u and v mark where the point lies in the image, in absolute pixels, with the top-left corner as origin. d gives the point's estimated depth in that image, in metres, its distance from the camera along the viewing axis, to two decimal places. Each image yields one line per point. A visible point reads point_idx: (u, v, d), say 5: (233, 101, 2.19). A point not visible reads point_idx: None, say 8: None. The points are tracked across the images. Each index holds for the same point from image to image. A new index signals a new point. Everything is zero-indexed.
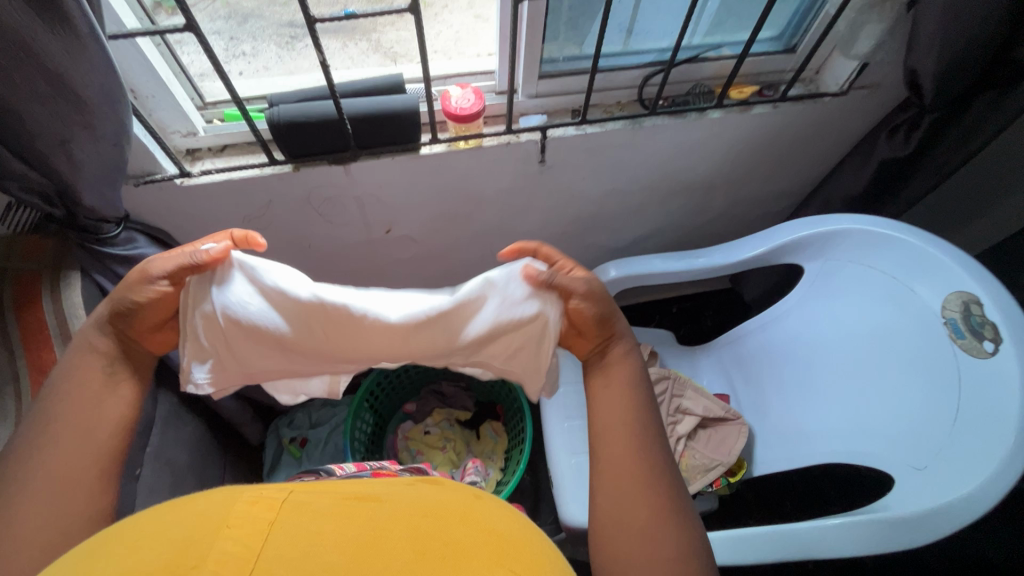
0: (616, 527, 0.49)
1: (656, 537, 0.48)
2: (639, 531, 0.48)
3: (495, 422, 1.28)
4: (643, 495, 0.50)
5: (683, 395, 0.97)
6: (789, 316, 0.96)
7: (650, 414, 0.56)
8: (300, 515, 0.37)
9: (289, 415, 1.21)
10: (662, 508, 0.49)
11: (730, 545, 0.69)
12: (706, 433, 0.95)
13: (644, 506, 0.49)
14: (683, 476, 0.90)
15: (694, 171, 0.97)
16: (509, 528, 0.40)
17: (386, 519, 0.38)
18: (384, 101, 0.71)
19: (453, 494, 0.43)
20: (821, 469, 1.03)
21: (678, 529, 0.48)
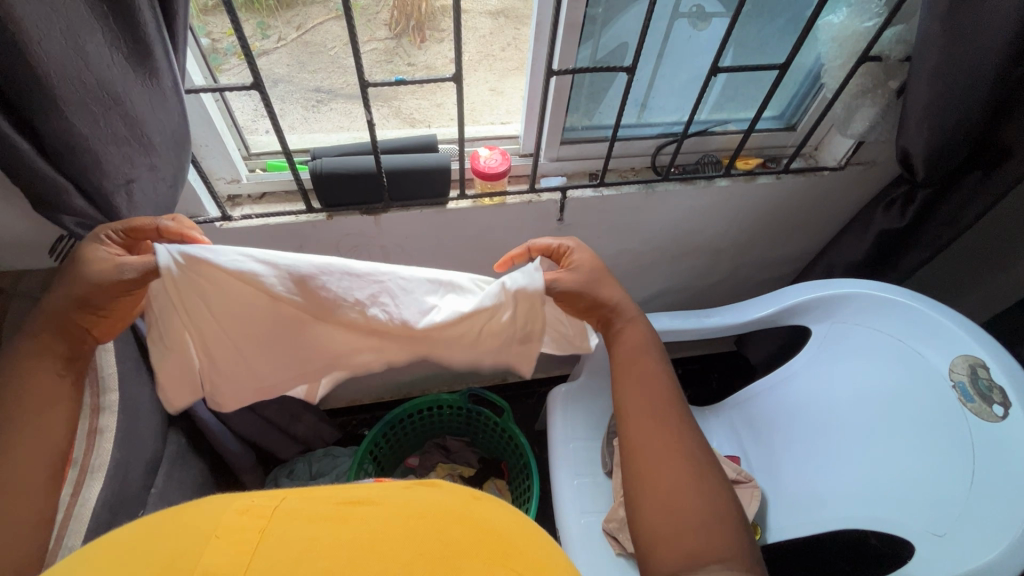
0: (648, 496, 0.51)
1: (687, 500, 0.49)
2: (669, 494, 0.50)
3: (499, 480, 1.23)
4: (669, 463, 0.52)
5: None
6: (798, 378, 0.98)
7: (664, 383, 0.59)
8: (292, 521, 0.32)
9: (289, 465, 1.19)
10: (694, 475, 0.51)
11: None
12: None
13: (673, 473, 0.51)
14: None
15: (702, 235, 1.02)
16: (515, 530, 0.36)
17: (383, 520, 0.33)
18: (417, 158, 0.77)
19: (450, 496, 0.38)
20: (830, 537, 1.00)
21: (708, 493, 0.50)
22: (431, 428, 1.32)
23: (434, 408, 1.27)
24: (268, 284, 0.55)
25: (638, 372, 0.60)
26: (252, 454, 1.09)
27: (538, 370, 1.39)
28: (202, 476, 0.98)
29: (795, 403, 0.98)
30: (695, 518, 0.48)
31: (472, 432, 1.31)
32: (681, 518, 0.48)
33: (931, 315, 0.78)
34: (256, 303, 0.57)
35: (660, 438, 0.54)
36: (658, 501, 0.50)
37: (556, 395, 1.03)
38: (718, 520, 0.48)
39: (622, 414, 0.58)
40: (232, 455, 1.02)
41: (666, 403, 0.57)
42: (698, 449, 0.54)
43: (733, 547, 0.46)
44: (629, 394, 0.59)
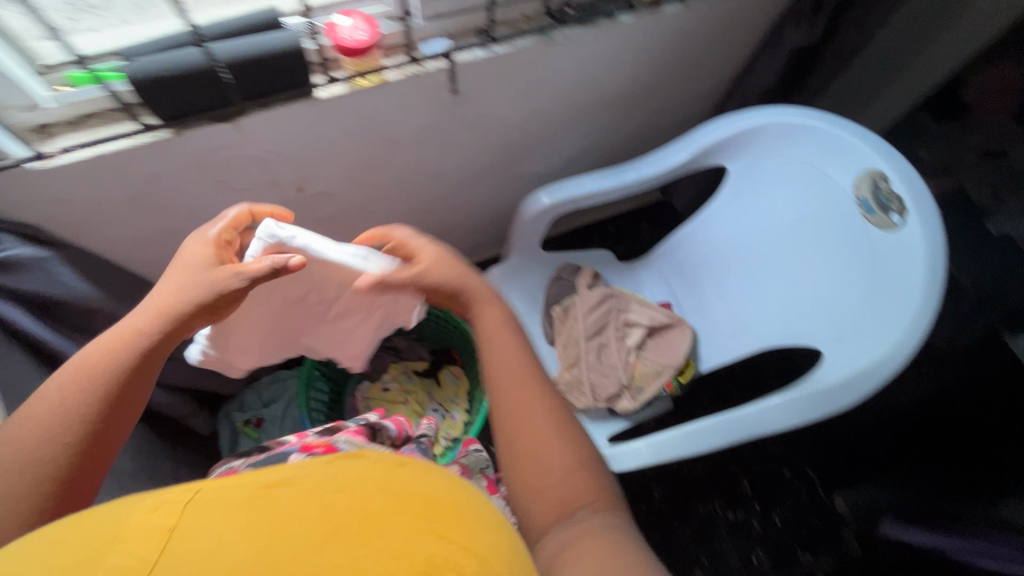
0: (519, 466, 0.52)
1: (547, 459, 0.52)
2: (531, 460, 0.52)
3: (453, 366, 1.31)
4: (539, 427, 0.54)
5: (628, 309, 1.04)
6: (718, 218, 0.99)
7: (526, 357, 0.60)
8: (201, 516, 0.30)
9: (238, 399, 1.21)
10: (556, 433, 0.53)
11: (678, 441, 0.77)
12: (654, 341, 1.02)
13: (538, 434, 0.53)
14: (637, 384, 0.97)
15: (612, 83, 0.94)
16: (442, 492, 0.35)
17: (301, 506, 0.31)
18: (258, 40, 0.62)
19: (373, 466, 0.36)
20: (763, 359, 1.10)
21: (569, 450, 0.52)
22: None
23: None
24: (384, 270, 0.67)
25: (501, 341, 0.61)
26: (190, 398, 1.06)
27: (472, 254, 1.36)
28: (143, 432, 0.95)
29: (701, 257, 1.03)
30: (559, 470, 0.51)
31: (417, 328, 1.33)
32: (544, 477, 0.51)
33: (838, 132, 0.77)
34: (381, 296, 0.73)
35: (518, 392, 0.57)
36: (531, 465, 0.52)
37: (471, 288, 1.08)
38: (580, 473, 0.51)
39: (493, 391, 0.58)
40: (166, 404, 0.99)
41: (532, 373, 0.59)
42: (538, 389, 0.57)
43: (591, 488, 0.50)
44: (498, 372, 0.59)
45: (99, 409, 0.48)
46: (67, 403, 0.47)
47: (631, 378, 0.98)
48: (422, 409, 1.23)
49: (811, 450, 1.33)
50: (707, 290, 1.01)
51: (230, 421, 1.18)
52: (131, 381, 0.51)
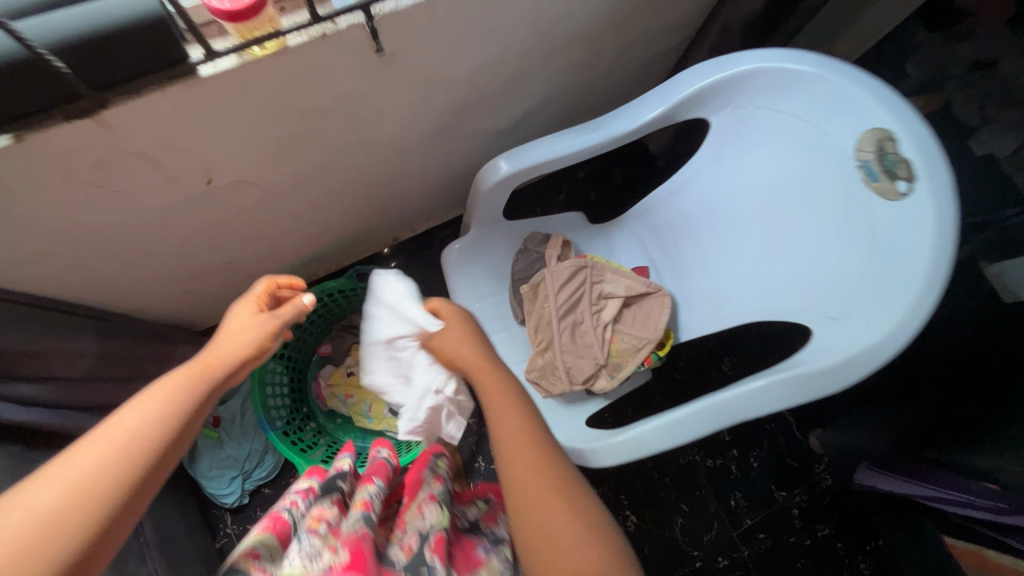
0: (532, 536, 0.54)
1: (556, 529, 0.54)
2: (543, 528, 0.54)
3: None
4: (551, 502, 0.55)
5: (603, 279, 0.96)
6: (699, 176, 0.88)
7: (535, 425, 0.63)
8: None
9: None
10: (568, 502, 0.56)
11: (658, 433, 0.73)
12: (631, 312, 0.95)
13: (553, 505, 0.55)
14: (615, 361, 0.92)
15: (573, 22, 0.78)
16: None
17: None
18: (96, 14, 0.47)
19: None
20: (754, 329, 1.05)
21: (579, 522, 0.54)
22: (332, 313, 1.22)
23: (333, 296, 1.16)
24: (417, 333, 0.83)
25: (509, 409, 0.64)
26: None
27: (430, 217, 1.24)
28: None
29: (682, 220, 0.93)
30: (571, 539, 0.53)
31: None
32: (557, 548, 0.52)
33: (843, 81, 0.66)
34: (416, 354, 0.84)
35: (528, 461, 0.59)
36: (545, 535, 0.54)
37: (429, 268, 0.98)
38: (593, 541, 0.53)
39: (502, 457, 0.61)
40: None
41: (540, 441, 0.61)
42: (543, 448, 0.61)
43: (604, 557, 0.52)
44: (506, 440, 0.61)
45: (164, 434, 0.49)
46: (132, 429, 0.48)
47: (608, 355, 0.92)
48: None
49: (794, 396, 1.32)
50: (687, 256, 0.93)
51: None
52: (194, 414, 0.53)
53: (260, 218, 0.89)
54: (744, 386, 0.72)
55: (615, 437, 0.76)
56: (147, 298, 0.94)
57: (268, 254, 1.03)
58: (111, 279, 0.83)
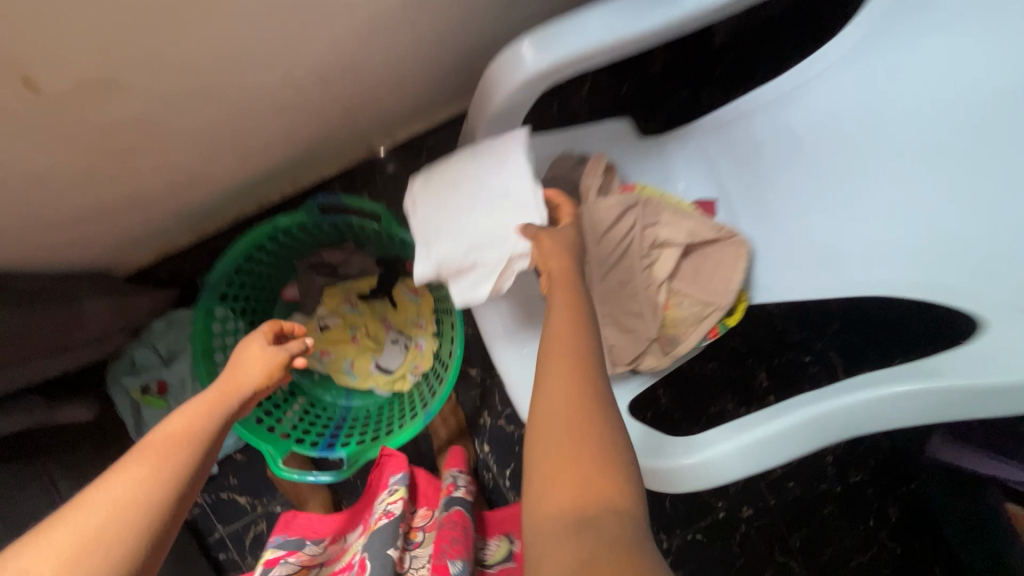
0: (544, 478, 0.42)
1: (572, 485, 0.40)
2: (563, 472, 0.41)
3: (409, 281, 0.98)
4: (578, 443, 0.41)
5: (657, 222, 0.70)
6: (839, 78, 0.64)
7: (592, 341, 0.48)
8: None
9: (127, 357, 0.92)
10: (601, 455, 0.41)
11: (758, 453, 0.54)
12: (693, 265, 0.71)
13: (580, 449, 0.41)
14: (670, 334, 0.70)
15: None
16: None
17: None
18: None
19: None
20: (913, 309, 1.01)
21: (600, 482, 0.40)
22: (295, 250, 0.96)
23: (291, 231, 0.90)
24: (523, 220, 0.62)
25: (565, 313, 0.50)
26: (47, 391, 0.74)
27: (413, 121, 0.94)
28: None
29: (779, 141, 0.69)
30: (581, 500, 0.39)
31: (353, 235, 0.97)
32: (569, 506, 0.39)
33: None
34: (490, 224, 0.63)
35: (569, 381, 0.45)
36: (560, 482, 0.40)
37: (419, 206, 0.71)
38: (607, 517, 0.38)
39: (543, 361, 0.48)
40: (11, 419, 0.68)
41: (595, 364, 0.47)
42: (586, 350, 0.47)
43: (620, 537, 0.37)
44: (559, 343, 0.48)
45: (196, 464, 0.47)
46: (164, 456, 0.46)
47: (661, 326, 0.70)
48: (376, 344, 0.97)
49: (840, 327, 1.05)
50: (777, 195, 0.69)
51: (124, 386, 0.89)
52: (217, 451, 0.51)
53: (155, 133, 0.59)
54: (870, 388, 0.52)
55: (681, 462, 0.56)
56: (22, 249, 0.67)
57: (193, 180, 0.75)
58: None
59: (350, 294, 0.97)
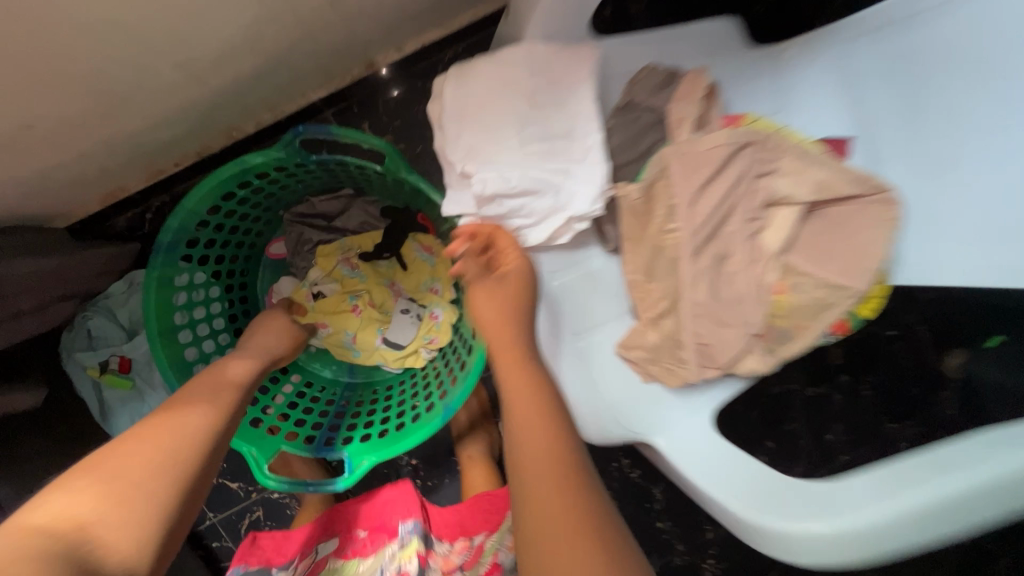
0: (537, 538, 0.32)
1: (569, 532, 0.32)
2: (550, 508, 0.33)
3: (423, 236, 0.80)
4: (559, 494, 0.34)
5: (773, 169, 0.50)
6: None
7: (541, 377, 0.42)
8: None
9: (81, 326, 0.75)
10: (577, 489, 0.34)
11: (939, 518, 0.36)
12: (818, 229, 0.51)
13: (561, 496, 0.33)
14: (780, 329, 0.51)
15: None
16: None
17: None
18: None
19: None
20: None
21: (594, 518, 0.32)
22: (279, 196, 0.76)
23: (270, 174, 0.69)
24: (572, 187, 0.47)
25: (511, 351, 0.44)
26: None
27: (424, 25, 0.71)
28: None
29: (964, 56, 0.46)
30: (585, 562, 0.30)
31: (351, 179, 0.76)
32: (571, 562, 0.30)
33: None
34: (535, 171, 0.47)
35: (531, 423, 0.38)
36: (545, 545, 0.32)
37: (440, 141, 0.50)
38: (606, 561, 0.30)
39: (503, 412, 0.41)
40: None
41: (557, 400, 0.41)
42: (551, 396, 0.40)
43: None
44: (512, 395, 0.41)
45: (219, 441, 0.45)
46: (192, 424, 0.44)
47: (769, 318, 0.51)
48: (383, 315, 0.79)
49: None
50: (949, 139, 0.48)
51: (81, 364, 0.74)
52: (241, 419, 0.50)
53: (26, 16, 0.38)
54: None
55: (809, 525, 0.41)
56: None
57: (128, 105, 0.56)
58: None
59: (350, 252, 0.78)
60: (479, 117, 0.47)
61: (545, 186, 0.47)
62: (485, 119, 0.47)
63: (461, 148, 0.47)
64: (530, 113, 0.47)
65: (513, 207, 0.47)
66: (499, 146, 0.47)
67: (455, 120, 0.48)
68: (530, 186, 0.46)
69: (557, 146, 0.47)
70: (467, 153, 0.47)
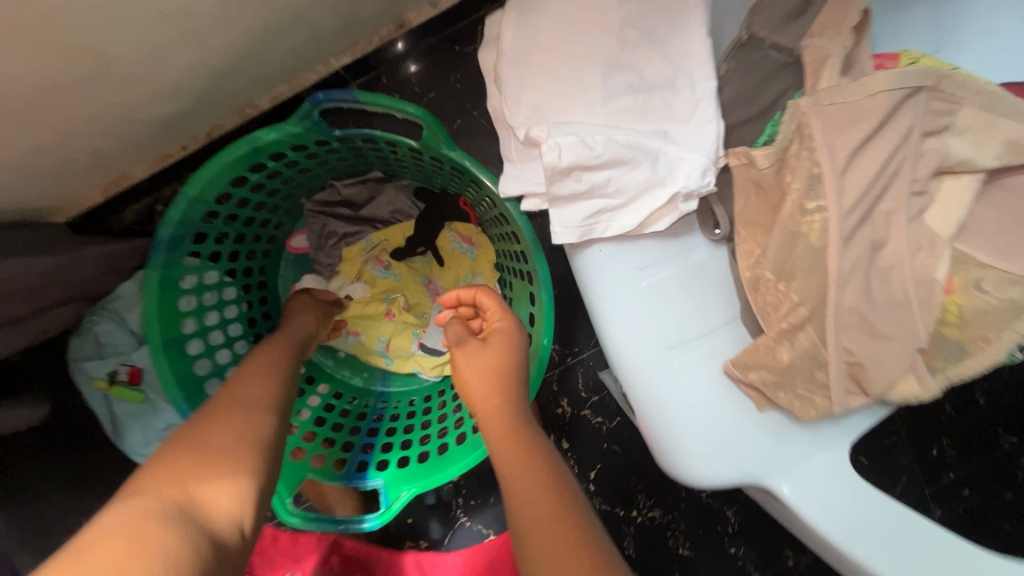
0: None
1: None
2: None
3: (460, 223, 0.69)
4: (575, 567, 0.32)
5: (946, 123, 0.36)
6: None
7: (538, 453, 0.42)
8: None
9: (87, 331, 0.67)
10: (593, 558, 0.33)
11: None
12: (1004, 204, 0.37)
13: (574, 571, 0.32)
14: (951, 342, 0.38)
15: None
16: None
17: None
18: None
19: None
20: None
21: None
22: (301, 182, 0.66)
23: (289, 156, 0.59)
24: (675, 153, 0.36)
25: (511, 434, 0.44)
26: None
27: None
28: None
29: None
30: None
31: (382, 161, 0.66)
32: None
33: None
34: (624, 134, 0.35)
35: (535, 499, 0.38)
36: None
37: (497, 100, 0.39)
38: None
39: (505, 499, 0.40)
40: None
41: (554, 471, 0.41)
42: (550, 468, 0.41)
43: None
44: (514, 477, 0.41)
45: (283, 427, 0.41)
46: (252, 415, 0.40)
47: (937, 326, 0.38)
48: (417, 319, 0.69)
49: None
50: None
51: (88, 374, 0.66)
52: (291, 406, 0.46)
53: None
54: None
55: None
56: None
57: (115, 74, 0.46)
58: None
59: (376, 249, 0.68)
60: (550, 66, 0.36)
61: (637, 154, 0.35)
62: (557, 71, 0.36)
63: (526, 108, 0.36)
64: (617, 59, 0.36)
65: (596, 183, 0.36)
66: (577, 104, 0.35)
67: (517, 75, 0.37)
68: (622, 156, 0.35)
69: (653, 104, 0.36)
70: (534, 115, 0.36)
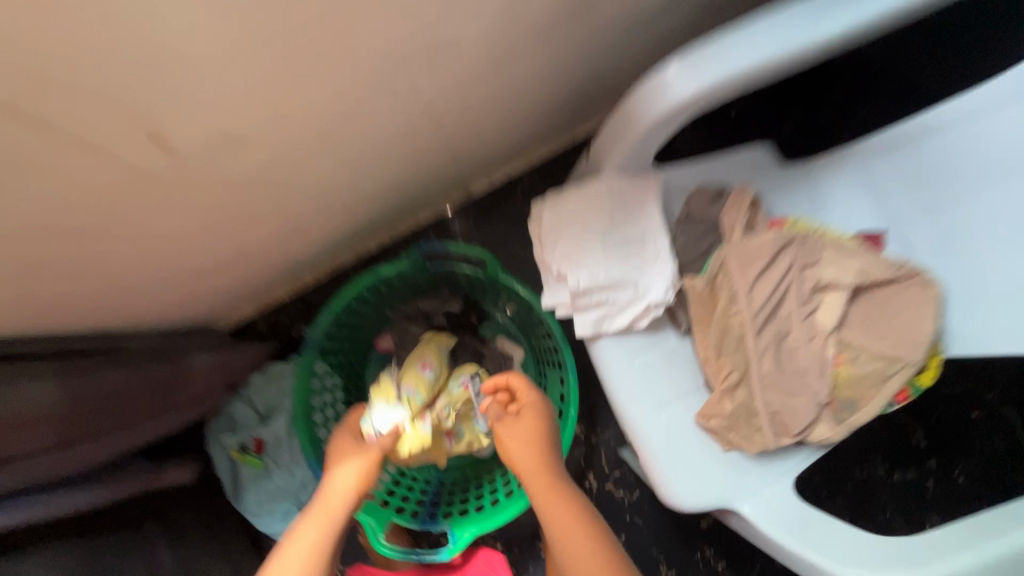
0: None
1: None
2: None
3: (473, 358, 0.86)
4: None
5: (818, 261, 0.59)
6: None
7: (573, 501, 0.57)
8: None
9: (225, 413, 0.89)
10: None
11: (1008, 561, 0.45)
12: (865, 309, 0.59)
13: None
14: (845, 398, 0.57)
15: None
16: None
17: None
18: None
19: None
20: None
21: None
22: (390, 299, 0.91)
23: (389, 282, 0.85)
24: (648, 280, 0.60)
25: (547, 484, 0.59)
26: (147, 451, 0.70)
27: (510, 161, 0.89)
28: (78, 540, 0.61)
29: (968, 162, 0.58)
30: None
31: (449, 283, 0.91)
32: None
33: None
34: (617, 270, 0.59)
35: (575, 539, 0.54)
36: None
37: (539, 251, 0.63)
38: None
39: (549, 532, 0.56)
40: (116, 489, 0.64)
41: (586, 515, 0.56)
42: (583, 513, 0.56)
43: None
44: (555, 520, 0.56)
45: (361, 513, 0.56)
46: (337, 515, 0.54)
47: (832, 388, 0.57)
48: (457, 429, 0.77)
49: (1005, 375, 0.87)
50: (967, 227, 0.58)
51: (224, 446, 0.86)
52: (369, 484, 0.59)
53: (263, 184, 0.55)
54: None
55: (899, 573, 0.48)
56: (136, 314, 0.66)
57: (297, 236, 0.73)
58: (75, 310, 0.56)
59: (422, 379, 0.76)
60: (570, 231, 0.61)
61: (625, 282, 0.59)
62: (575, 234, 0.60)
63: (557, 257, 0.61)
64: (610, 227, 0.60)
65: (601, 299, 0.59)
66: (588, 253, 0.60)
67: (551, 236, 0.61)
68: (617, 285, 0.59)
69: (632, 251, 0.60)
70: (562, 261, 0.60)
